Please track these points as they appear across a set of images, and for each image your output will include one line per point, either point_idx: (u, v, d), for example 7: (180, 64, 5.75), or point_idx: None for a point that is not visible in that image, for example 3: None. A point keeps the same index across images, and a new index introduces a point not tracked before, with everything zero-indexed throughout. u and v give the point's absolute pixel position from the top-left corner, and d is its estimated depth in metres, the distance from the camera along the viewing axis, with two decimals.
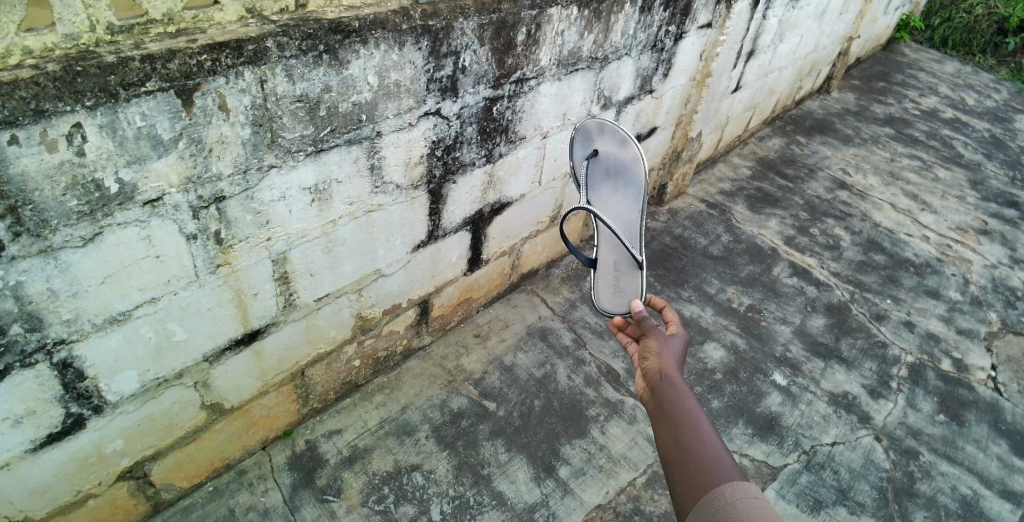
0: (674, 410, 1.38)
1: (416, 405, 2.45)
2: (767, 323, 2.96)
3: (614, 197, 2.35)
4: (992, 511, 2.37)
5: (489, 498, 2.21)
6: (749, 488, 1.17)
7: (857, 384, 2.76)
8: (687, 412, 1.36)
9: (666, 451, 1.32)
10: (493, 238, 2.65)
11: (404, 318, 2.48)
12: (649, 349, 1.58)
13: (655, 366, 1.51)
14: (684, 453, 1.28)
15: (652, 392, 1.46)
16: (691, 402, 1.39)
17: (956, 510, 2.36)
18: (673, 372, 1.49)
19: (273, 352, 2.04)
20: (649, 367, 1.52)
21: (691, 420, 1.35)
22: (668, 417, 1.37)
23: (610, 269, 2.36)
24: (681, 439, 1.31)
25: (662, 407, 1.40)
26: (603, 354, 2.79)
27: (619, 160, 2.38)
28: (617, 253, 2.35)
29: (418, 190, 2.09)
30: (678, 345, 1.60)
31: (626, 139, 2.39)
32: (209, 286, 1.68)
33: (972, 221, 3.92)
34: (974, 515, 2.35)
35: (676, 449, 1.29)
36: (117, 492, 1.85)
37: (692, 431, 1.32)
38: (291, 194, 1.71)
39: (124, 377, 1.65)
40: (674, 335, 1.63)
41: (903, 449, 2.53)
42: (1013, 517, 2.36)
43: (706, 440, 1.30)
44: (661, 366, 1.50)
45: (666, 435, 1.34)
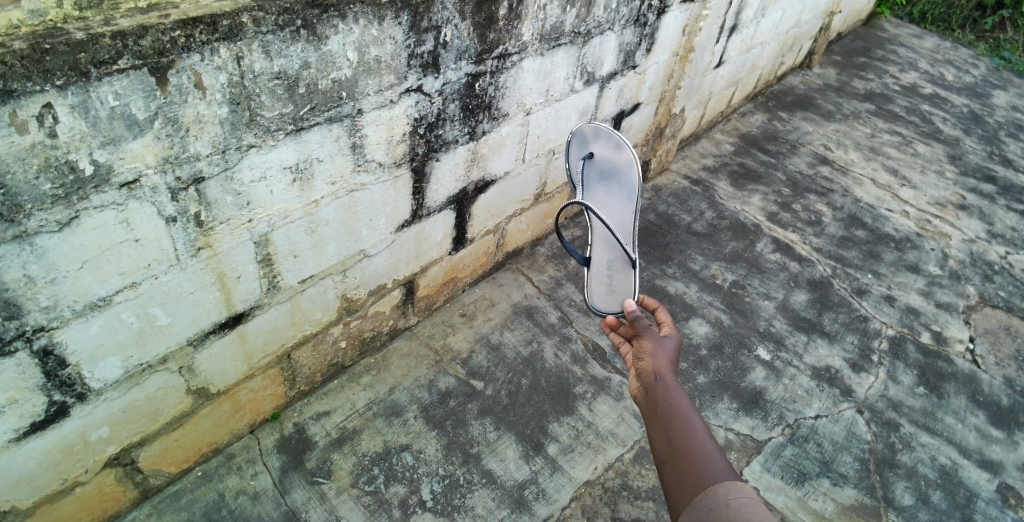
0: (667, 410, 1.43)
1: (403, 385, 2.46)
2: (750, 299, 3.00)
3: (608, 196, 2.50)
4: (969, 480, 2.44)
5: (479, 477, 2.23)
6: (739, 484, 1.22)
7: (839, 357, 2.81)
8: (680, 412, 1.41)
9: (660, 450, 1.38)
10: (478, 217, 2.64)
11: (390, 299, 2.48)
12: (643, 350, 1.63)
13: (649, 368, 1.56)
14: (677, 451, 1.34)
15: (647, 393, 1.51)
16: (683, 401, 1.45)
17: (935, 479, 2.42)
18: (667, 373, 1.54)
19: (258, 335, 2.02)
20: (643, 370, 1.57)
21: (683, 419, 1.40)
22: (662, 418, 1.42)
23: (604, 267, 2.39)
24: (674, 437, 1.36)
25: (657, 408, 1.45)
26: (589, 332, 2.81)
27: (613, 162, 2.58)
28: (611, 250, 2.39)
29: (401, 169, 2.07)
30: (672, 345, 1.65)
31: (620, 144, 2.60)
32: (191, 270, 1.66)
33: (950, 197, 3.98)
34: (951, 483, 2.42)
35: (670, 448, 1.35)
36: (103, 480, 1.84)
37: (685, 430, 1.37)
38: (272, 173, 1.68)
39: (106, 364, 1.63)
40: (667, 336, 1.68)
41: (883, 421, 2.59)
42: (990, 485, 2.44)
43: (698, 439, 1.35)
44: (655, 367, 1.56)
45: (660, 434, 1.40)
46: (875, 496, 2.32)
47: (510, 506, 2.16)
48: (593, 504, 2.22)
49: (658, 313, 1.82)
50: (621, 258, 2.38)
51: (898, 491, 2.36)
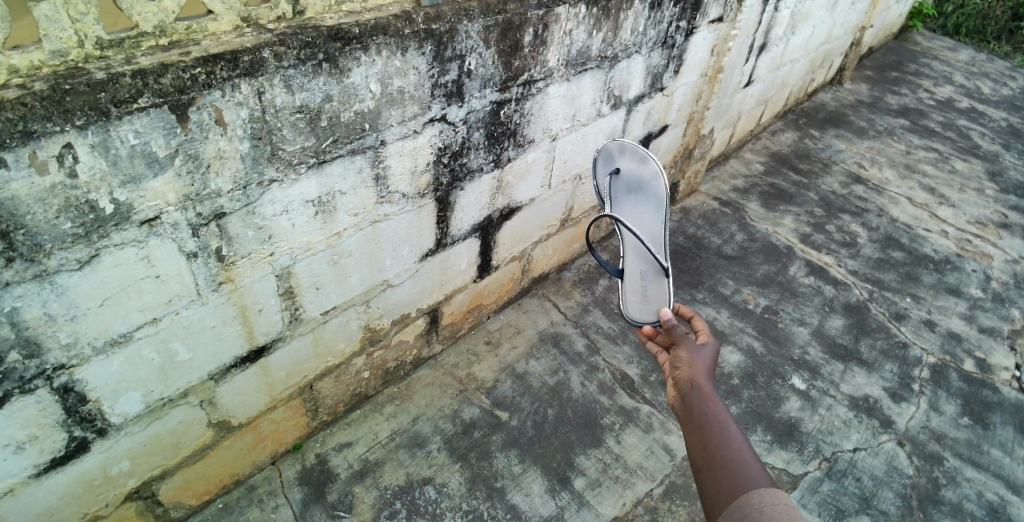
0: (704, 418, 1.35)
1: (427, 415, 2.40)
2: (784, 325, 2.89)
3: (635, 210, 2.42)
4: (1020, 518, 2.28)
5: (503, 511, 2.15)
6: (778, 496, 1.13)
7: (878, 387, 2.68)
8: (716, 421, 1.34)
9: (696, 458, 1.30)
10: (503, 244, 2.60)
11: (413, 328, 2.44)
12: (679, 357, 1.56)
13: (685, 377, 1.49)
14: (713, 456, 1.27)
15: (683, 401, 1.44)
16: (722, 411, 1.36)
17: (982, 516, 2.28)
18: (704, 381, 1.46)
19: (281, 367, 2.00)
20: (680, 378, 1.50)
21: (721, 428, 1.32)
22: (698, 424, 1.35)
23: (637, 278, 2.32)
24: (710, 444, 1.29)
25: (693, 414, 1.39)
26: (617, 360, 2.73)
27: (639, 176, 2.47)
28: (643, 261, 2.32)
29: (425, 197, 2.04)
30: (709, 355, 1.56)
31: (646, 156, 2.47)
32: (212, 304, 1.65)
33: (991, 215, 3.81)
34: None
35: (705, 455, 1.28)
36: (124, 513, 1.81)
37: (721, 437, 1.30)
38: (295, 206, 1.67)
39: (128, 399, 1.61)
40: (704, 346, 1.60)
41: (926, 455, 2.45)
42: None
43: (736, 449, 1.27)
44: (691, 376, 1.49)
45: (696, 441, 1.33)
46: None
47: None
48: None
49: (695, 321, 1.74)
50: (652, 269, 2.31)
51: None
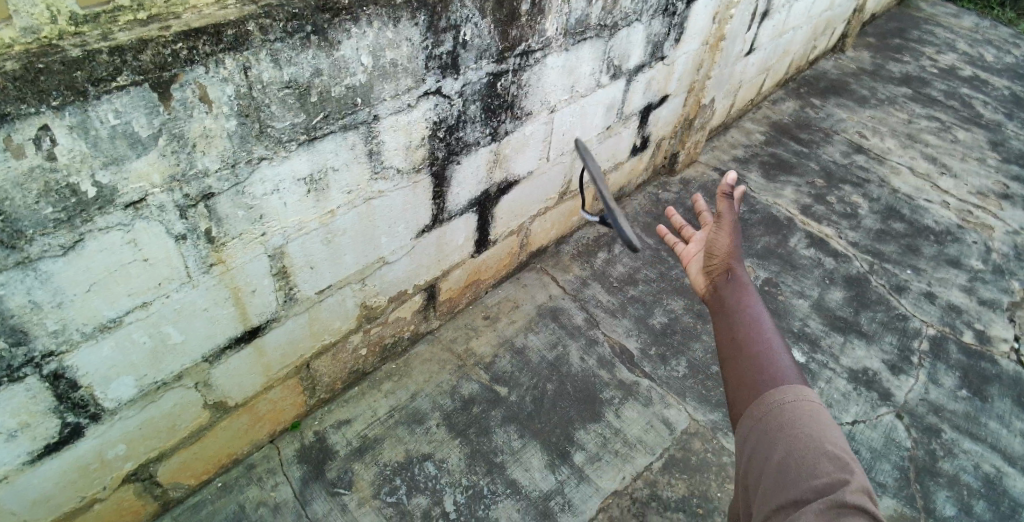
0: (734, 309, 1.31)
1: (425, 391, 2.40)
2: (784, 298, 2.87)
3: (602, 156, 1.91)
4: (1015, 490, 2.31)
5: (502, 486, 2.16)
6: (804, 402, 1.14)
7: (877, 359, 2.68)
8: (750, 317, 1.29)
9: (724, 347, 1.29)
10: (501, 218, 2.55)
11: (411, 304, 2.42)
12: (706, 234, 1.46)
13: (720, 263, 1.40)
14: (739, 351, 1.25)
15: (714, 287, 1.38)
16: (754, 304, 1.32)
17: (978, 487, 2.30)
18: (740, 271, 1.38)
19: (276, 347, 1.98)
20: (712, 263, 1.42)
21: (753, 325, 1.28)
22: (725, 313, 1.32)
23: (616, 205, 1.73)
24: (737, 337, 1.27)
25: (721, 300, 1.34)
26: (616, 334, 2.72)
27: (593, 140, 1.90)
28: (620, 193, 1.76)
29: (420, 173, 2.00)
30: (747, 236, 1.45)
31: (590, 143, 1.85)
32: (203, 286, 1.63)
33: (992, 185, 3.77)
34: (996, 493, 2.29)
35: (731, 350, 1.26)
36: (122, 495, 1.79)
37: (750, 332, 1.27)
38: (285, 186, 1.63)
39: (120, 383, 1.59)
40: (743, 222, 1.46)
41: (924, 427, 2.47)
42: None
43: (767, 348, 1.24)
44: (726, 263, 1.40)
45: (724, 331, 1.31)
46: (916, 507, 2.21)
47: (535, 518, 2.10)
48: (621, 515, 2.15)
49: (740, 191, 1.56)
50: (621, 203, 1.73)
51: (939, 501, 2.25)
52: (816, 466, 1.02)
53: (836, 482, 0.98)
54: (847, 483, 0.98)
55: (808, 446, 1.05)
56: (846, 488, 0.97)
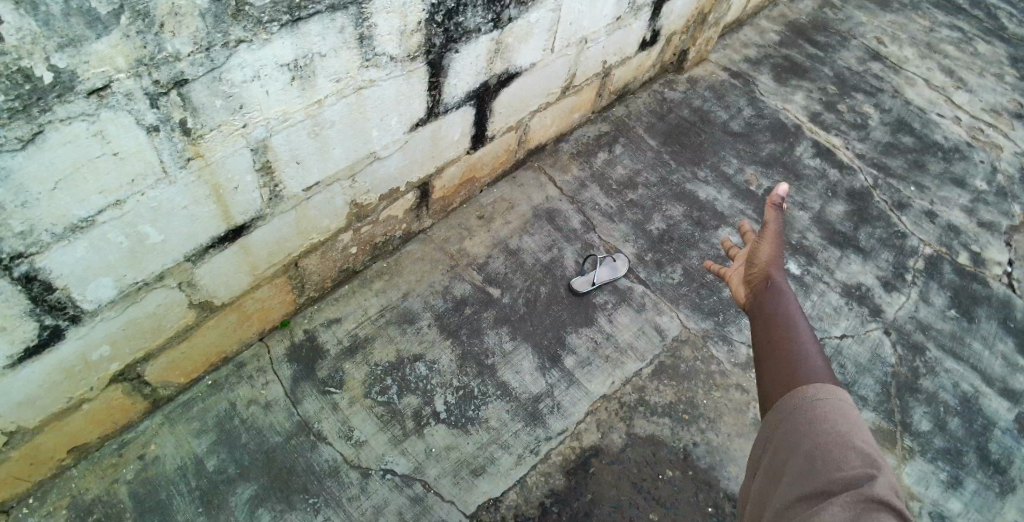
0: (773, 317, 1.43)
1: (417, 291, 2.36)
2: (785, 209, 2.84)
3: None
4: (988, 408, 2.43)
5: (493, 388, 2.19)
6: (838, 394, 1.18)
7: (871, 275, 2.70)
8: (788, 322, 1.41)
9: (761, 348, 1.39)
10: (499, 113, 2.39)
11: (403, 203, 2.32)
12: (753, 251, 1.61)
13: (761, 279, 1.55)
14: (776, 348, 1.36)
15: (755, 299, 1.52)
16: (792, 311, 1.44)
17: (954, 405, 2.42)
18: (779, 283, 1.52)
19: (262, 246, 1.89)
20: (755, 278, 1.56)
21: (790, 329, 1.39)
22: (767, 318, 1.44)
23: None
24: (775, 339, 1.38)
25: (764, 310, 1.47)
26: (612, 239, 2.67)
27: None
28: None
29: (416, 61, 1.85)
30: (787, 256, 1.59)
31: None
32: (181, 183, 1.52)
33: (1007, 103, 3.64)
34: (970, 411, 2.41)
35: (769, 347, 1.36)
36: (112, 395, 1.76)
37: (787, 334, 1.37)
38: (267, 72, 1.51)
39: (99, 284, 1.52)
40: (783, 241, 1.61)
41: (910, 344, 2.54)
42: (1009, 414, 2.43)
43: (803, 348, 1.33)
44: (767, 278, 1.54)
45: (763, 335, 1.42)
46: (893, 420, 2.35)
47: (525, 420, 2.15)
48: (609, 419, 2.22)
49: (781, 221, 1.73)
50: None
51: (915, 416, 2.37)
52: (841, 460, 1.04)
53: (860, 476, 1.00)
54: (871, 477, 0.99)
55: (834, 440, 1.08)
56: (872, 481, 0.99)
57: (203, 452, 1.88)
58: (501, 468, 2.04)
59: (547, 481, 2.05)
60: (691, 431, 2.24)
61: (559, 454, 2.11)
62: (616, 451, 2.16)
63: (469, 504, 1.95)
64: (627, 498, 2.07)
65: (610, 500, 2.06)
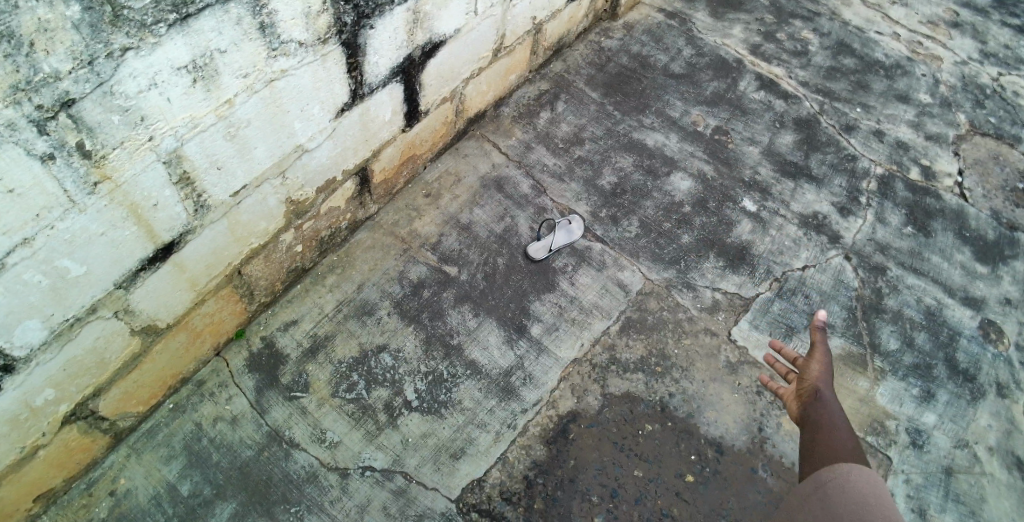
0: (819, 423, 1.51)
1: (372, 281, 2.30)
2: (735, 146, 2.83)
3: None
4: (953, 319, 2.49)
5: (463, 368, 2.17)
6: (871, 479, 1.25)
7: (826, 203, 2.72)
8: (832, 428, 1.48)
9: (806, 452, 1.47)
10: (430, 85, 2.31)
11: (343, 192, 2.24)
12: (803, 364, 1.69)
13: (808, 386, 1.62)
14: (823, 451, 1.43)
15: (803, 406, 1.60)
16: (838, 420, 1.50)
17: (920, 321, 2.47)
18: (827, 392, 1.59)
19: (198, 260, 1.81)
20: (803, 386, 1.64)
21: (835, 437, 1.46)
22: (814, 426, 1.51)
23: None
24: (819, 443, 1.46)
25: (811, 417, 1.54)
26: (566, 199, 2.63)
27: None
28: None
29: (329, 44, 1.77)
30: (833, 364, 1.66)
31: None
32: (92, 209, 1.44)
33: (943, 13, 3.63)
34: (935, 324, 2.47)
35: (813, 448, 1.45)
36: (67, 437, 1.69)
37: (830, 440, 1.45)
38: (164, 78, 1.42)
39: (26, 328, 1.43)
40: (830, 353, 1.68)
41: (871, 266, 2.57)
42: (972, 322, 2.49)
43: (845, 452, 1.40)
44: (814, 385, 1.61)
45: (808, 440, 1.49)
46: (861, 343, 2.40)
47: (498, 395, 2.14)
48: (582, 382, 2.22)
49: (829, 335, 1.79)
50: None
51: (883, 336, 2.42)
52: None
53: None
54: None
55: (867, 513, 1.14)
56: None
57: (175, 478, 1.83)
58: (480, 448, 2.04)
59: (528, 454, 2.05)
60: (666, 383, 2.26)
61: (537, 424, 2.11)
62: (594, 413, 2.16)
63: (453, 489, 1.95)
64: (610, 458, 2.09)
65: (594, 462, 2.08)
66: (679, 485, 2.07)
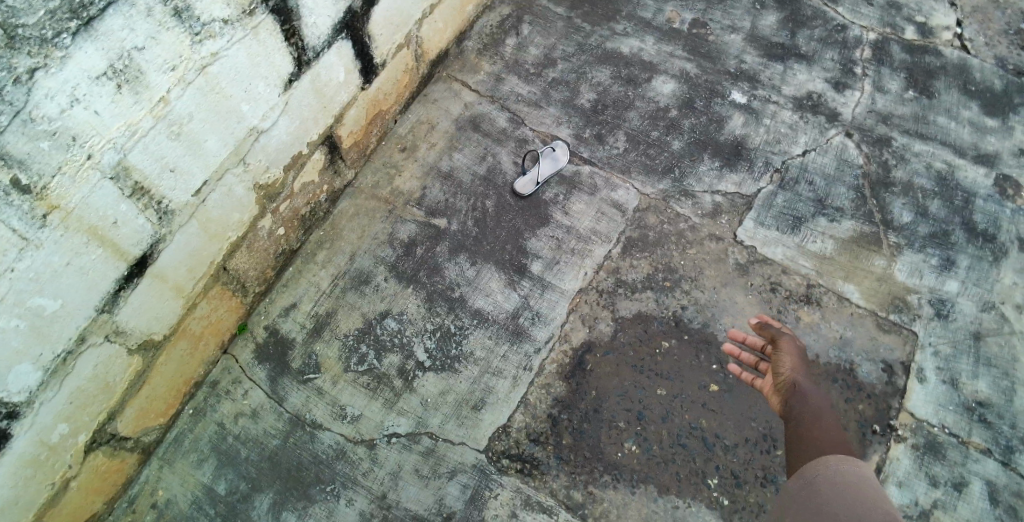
0: (805, 415, 1.72)
1: (363, 249, 2.24)
2: (715, 38, 2.65)
3: None
4: (966, 181, 2.37)
5: (469, 320, 2.15)
6: (862, 468, 1.48)
7: (821, 80, 2.55)
8: (816, 418, 1.70)
9: (794, 443, 1.68)
10: (381, 34, 2.17)
11: (313, 165, 2.15)
12: (775, 358, 1.92)
13: (786, 381, 1.84)
14: (811, 440, 1.64)
15: (784, 399, 1.81)
16: (822, 413, 1.72)
17: (932, 189, 2.35)
18: (804, 384, 1.81)
19: (177, 267, 1.77)
20: (781, 381, 1.85)
21: (820, 428, 1.67)
22: (800, 416, 1.73)
23: None
24: (805, 433, 1.67)
25: (794, 412, 1.75)
26: (545, 126, 2.50)
27: None
28: None
29: (256, 15, 1.64)
30: (802, 360, 1.90)
31: None
32: (49, 243, 1.40)
33: None
34: (948, 189, 2.35)
35: (801, 440, 1.66)
36: (95, 462, 1.72)
37: (820, 430, 1.66)
38: (84, 91, 1.36)
39: (19, 372, 1.44)
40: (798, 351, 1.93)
41: (875, 140, 2.44)
42: (987, 181, 2.37)
43: (834, 442, 1.62)
44: (792, 380, 1.83)
45: (795, 433, 1.70)
46: (874, 222, 2.30)
47: (508, 339, 2.12)
48: (592, 312, 2.18)
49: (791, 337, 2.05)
50: None
51: (896, 211, 2.32)
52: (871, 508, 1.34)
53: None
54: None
55: (863, 498, 1.37)
56: None
57: (210, 479, 1.88)
58: (500, 395, 2.04)
59: (549, 392, 2.05)
60: (677, 297, 2.20)
61: (553, 362, 2.10)
62: (608, 340, 2.13)
63: (480, 440, 1.97)
64: (631, 382, 2.07)
65: (615, 389, 2.06)
66: (704, 397, 2.05)
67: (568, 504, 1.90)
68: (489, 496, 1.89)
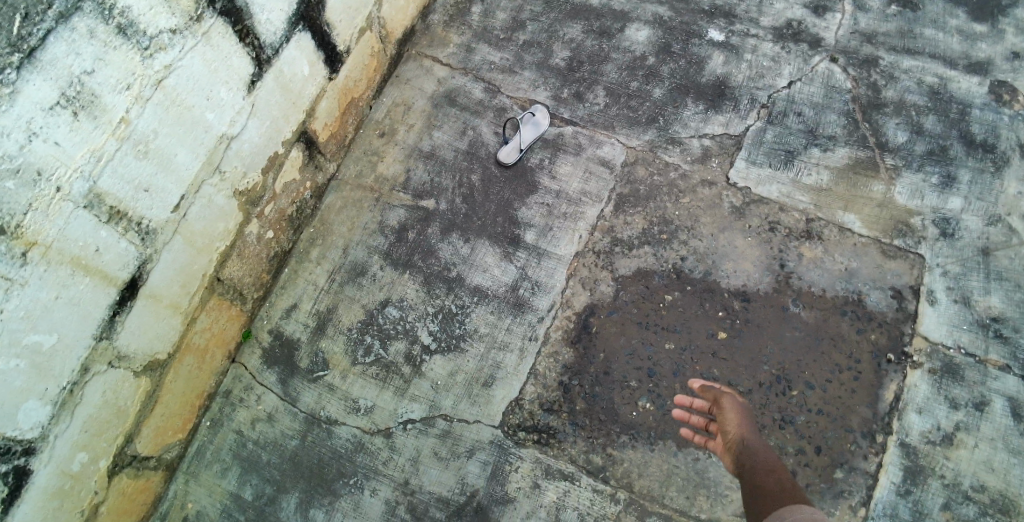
0: (760, 469, 1.49)
1: (355, 241, 2.22)
2: None
3: None
4: (960, 92, 2.30)
5: (469, 297, 2.14)
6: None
7: (798, 7, 2.49)
8: (774, 472, 1.47)
9: (753, 504, 1.42)
10: (340, 20, 2.12)
11: (292, 163, 2.12)
12: (719, 417, 1.67)
13: (734, 436, 1.61)
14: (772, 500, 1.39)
15: (736, 458, 1.55)
16: (777, 465, 1.50)
17: (925, 104, 2.29)
18: (753, 438, 1.59)
19: (169, 285, 1.77)
20: (729, 439, 1.61)
21: (781, 483, 1.44)
22: (755, 475, 1.47)
23: None
24: (765, 490, 1.42)
25: (746, 472, 1.50)
26: (523, 91, 2.44)
27: None
28: None
29: (205, 20, 1.62)
30: (749, 413, 1.67)
31: None
32: (34, 279, 1.39)
33: None
34: (942, 103, 2.28)
35: (762, 498, 1.41)
36: (120, 485, 1.76)
37: (779, 485, 1.43)
38: (40, 124, 1.34)
39: (29, 410, 1.46)
40: (744, 404, 1.71)
41: (861, 61, 2.37)
42: (981, 89, 2.30)
43: (797, 498, 1.39)
44: (739, 435, 1.60)
45: (751, 494, 1.44)
46: (868, 146, 2.24)
47: (511, 312, 2.11)
48: (591, 274, 2.15)
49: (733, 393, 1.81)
50: None
51: (890, 132, 2.26)
52: None
53: None
54: None
55: None
56: None
57: (236, 487, 1.91)
58: (509, 369, 2.04)
59: (557, 360, 2.04)
60: (675, 248, 2.17)
61: (558, 329, 2.08)
62: (610, 301, 2.11)
63: (494, 416, 1.98)
64: (638, 339, 2.05)
65: (623, 348, 2.05)
66: (714, 345, 2.03)
67: (589, 469, 1.91)
68: (510, 470, 1.92)
